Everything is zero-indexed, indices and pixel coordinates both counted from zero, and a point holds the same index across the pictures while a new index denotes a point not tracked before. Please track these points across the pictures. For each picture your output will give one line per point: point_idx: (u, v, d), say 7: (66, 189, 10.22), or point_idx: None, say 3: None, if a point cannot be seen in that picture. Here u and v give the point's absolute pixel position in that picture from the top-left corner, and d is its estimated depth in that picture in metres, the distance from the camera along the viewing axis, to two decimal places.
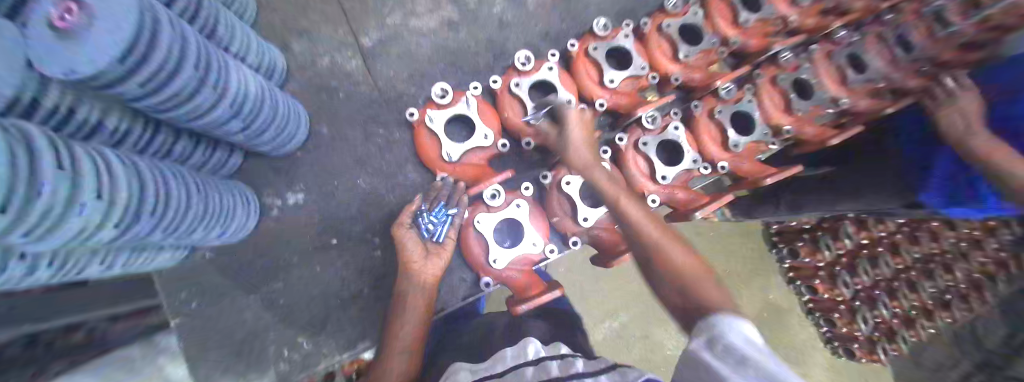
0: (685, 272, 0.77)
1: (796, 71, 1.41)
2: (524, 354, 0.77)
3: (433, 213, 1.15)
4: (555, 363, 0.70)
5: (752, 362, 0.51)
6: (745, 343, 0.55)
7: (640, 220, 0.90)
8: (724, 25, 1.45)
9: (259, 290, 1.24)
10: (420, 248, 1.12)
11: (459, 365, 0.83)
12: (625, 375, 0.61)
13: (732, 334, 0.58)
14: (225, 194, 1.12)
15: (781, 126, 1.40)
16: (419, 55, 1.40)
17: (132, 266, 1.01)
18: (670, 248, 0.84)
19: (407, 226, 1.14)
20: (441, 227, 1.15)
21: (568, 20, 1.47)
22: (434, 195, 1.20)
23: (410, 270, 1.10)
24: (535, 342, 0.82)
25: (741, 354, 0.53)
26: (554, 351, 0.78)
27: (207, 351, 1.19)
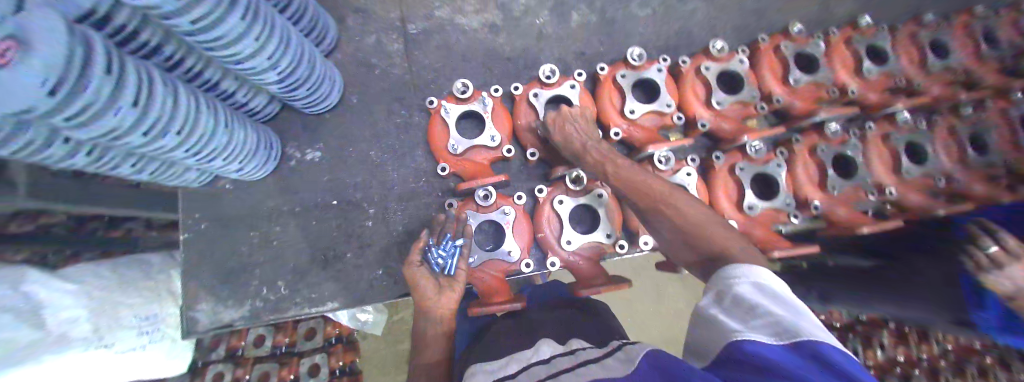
0: (721, 244, 0.89)
1: (842, 146, 1.34)
2: (537, 352, 0.76)
3: (443, 246, 1.12)
4: (564, 358, 0.70)
5: (747, 303, 0.64)
6: (751, 289, 0.66)
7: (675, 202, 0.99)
8: (772, 80, 1.37)
9: (258, 229, 1.34)
10: (433, 284, 1.07)
11: (477, 366, 0.78)
12: (629, 352, 0.66)
13: (741, 283, 0.69)
14: (251, 135, 1.22)
15: (810, 199, 1.30)
16: (455, 50, 1.46)
17: (162, 175, 1.15)
18: (709, 230, 0.92)
19: (417, 263, 1.09)
20: (450, 258, 1.10)
21: (607, 45, 1.47)
22: (439, 227, 1.17)
23: (427, 309, 1.05)
24: (551, 342, 0.80)
25: (740, 301, 0.65)
26: (566, 347, 0.78)
27: (201, 269, 1.31)
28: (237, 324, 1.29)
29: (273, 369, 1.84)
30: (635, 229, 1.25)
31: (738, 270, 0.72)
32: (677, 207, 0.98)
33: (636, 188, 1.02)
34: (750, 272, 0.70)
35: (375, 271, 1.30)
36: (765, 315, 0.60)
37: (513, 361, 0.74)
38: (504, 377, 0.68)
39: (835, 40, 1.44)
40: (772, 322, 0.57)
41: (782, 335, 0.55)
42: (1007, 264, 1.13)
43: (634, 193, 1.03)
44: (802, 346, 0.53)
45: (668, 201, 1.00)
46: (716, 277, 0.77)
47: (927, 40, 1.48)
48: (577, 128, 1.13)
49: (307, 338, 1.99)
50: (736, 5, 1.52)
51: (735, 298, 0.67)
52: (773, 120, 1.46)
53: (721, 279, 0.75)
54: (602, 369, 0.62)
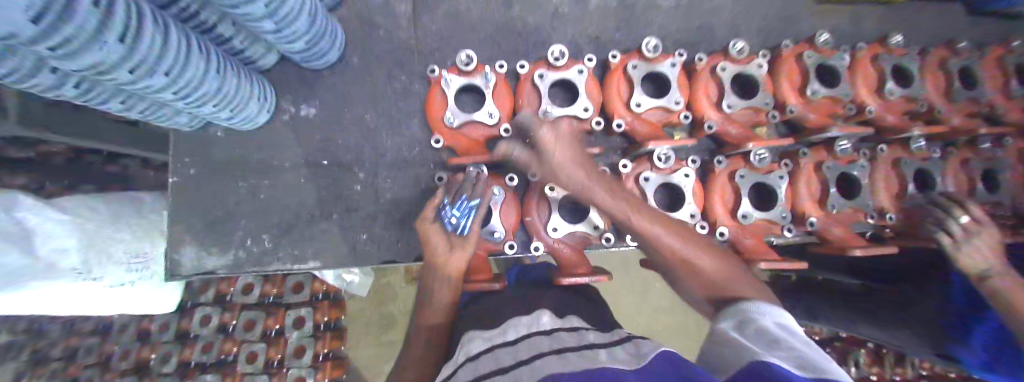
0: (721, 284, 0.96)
1: (847, 166, 1.30)
2: (538, 324, 0.77)
3: (454, 207, 1.06)
4: (565, 334, 0.70)
5: (772, 335, 0.65)
6: (774, 327, 0.68)
7: (672, 242, 1.04)
8: (789, 89, 1.31)
9: (247, 180, 1.32)
10: (446, 241, 1.09)
11: (473, 334, 0.80)
12: (639, 346, 0.64)
13: (766, 321, 0.71)
14: (246, 83, 1.19)
15: (806, 216, 1.27)
16: (464, 19, 1.40)
17: (154, 115, 1.13)
18: (707, 270, 1.00)
19: (430, 220, 1.09)
20: (463, 219, 1.07)
21: (623, 32, 1.41)
22: (456, 186, 1.10)
23: (438, 267, 1.08)
24: (548, 314, 0.83)
25: (764, 331, 0.67)
26: (564, 323, 0.79)
27: (186, 214, 1.30)
28: (219, 271, 1.29)
29: (260, 318, 1.90)
30: (623, 224, 1.23)
31: (762, 310, 0.76)
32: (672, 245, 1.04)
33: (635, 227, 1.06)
34: (775, 315, 0.74)
35: (358, 235, 1.29)
36: (788, 345, 0.61)
37: (515, 329, 0.76)
38: (504, 343, 0.70)
39: (861, 55, 1.37)
40: (796, 351, 0.57)
41: (805, 363, 0.54)
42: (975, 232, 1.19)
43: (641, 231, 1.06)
44: (815, 370, 0.52)
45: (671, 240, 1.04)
46: (737, 311, 0.80)
47: (956, 68, 1.41)
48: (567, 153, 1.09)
49: (295, 290, 2.00)
50: (763, 6, 1.45)
51: (759, 328, 0.69)
52: (783, 130, 1.41)
53: (745, 315, 0.78)
54: (609, 354, 0.61)
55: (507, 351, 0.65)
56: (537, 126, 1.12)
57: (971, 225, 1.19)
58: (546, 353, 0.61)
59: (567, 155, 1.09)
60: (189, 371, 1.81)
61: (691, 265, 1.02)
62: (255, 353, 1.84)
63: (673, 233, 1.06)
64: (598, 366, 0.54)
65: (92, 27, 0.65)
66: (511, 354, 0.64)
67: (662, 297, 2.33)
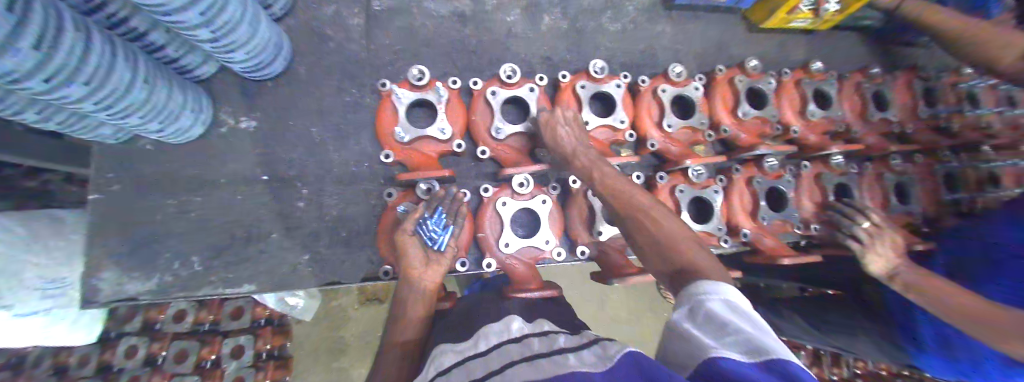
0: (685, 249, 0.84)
1: (775, 181, 1.42)
2: (508, 332, 0.72)
3: (431, 220, 1.08)
4: (537, 340, 0.66)
5: (719, 319, 0.57)
6: (720, 306, 0.60)
7: (648, 206, 0.97)
8: (722, 110, 1.42)
9: (176, 198, 1.23)
10: (423, 255, 1.04)
11: (445, 347, 0.74)
12: (606, 349, 0.56)
13: (710, 299, 0.63)
14: (178, 94, 1.12)
15: (740, 228, 1.37)
16: (418, 34, 1.41)
17: (70, 127, 1.04)
18: (675, 235, 0.89)
19: (409, 233, 1.06)
20: (440, 232, 1.08)
21: (573, 53, 1.47)
22: (435, 201, 1.12)
23: (412, 280, 1.02)
24: (519, 320, 0.78)
25: (710, 315, 0.58)
26: (535, 328, 0.75)
27: (105, 234, 1.18)
28: (141, 298, 1.17)
29: (193, 349, 1.73)
30: (574, 238, 1.28)
31: (705, 285, 0.68)
32: (654, 216, 0.94)
33: (616, 197, 1.01)
34: (719, 288, 0.66)
35: (302, 255, 1.24)
36: (738, 332, 0.52)
37: (485, 340, 0.71)
38: (474, 355, 0.65)
39: (786, 80, 1.51)
40: (745, 340, 0.50)
41: (755, 352, 0.47)
42: (877, 239, 1.32)
43: (616, 200, 1.00)
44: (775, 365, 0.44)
45: (653, 212, 0.95)
46: (684, 292, 0.71)
47: (868, 91, 1.58)
48: (569, 131, 1.13)
49: (234, 317, 1.88)
50: (700, 33, 1.57)
51: (704, 312, 0.60)
52: (720, 148, 1.52)
53: (690, 293, 0.69)
54: (578, 357, 0.55)
55: (480, 362, 0.61)
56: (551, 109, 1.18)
57: (872, 231, 1.32)
58: (517, 361, 0.56)
59: (570, 132, 1.14)
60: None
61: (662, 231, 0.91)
62: None
63: (655, 204, 0.98)
64: (566, 371, 0.48)
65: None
66: (483, 364, 0.60)
67: (620, 306, 2.40)
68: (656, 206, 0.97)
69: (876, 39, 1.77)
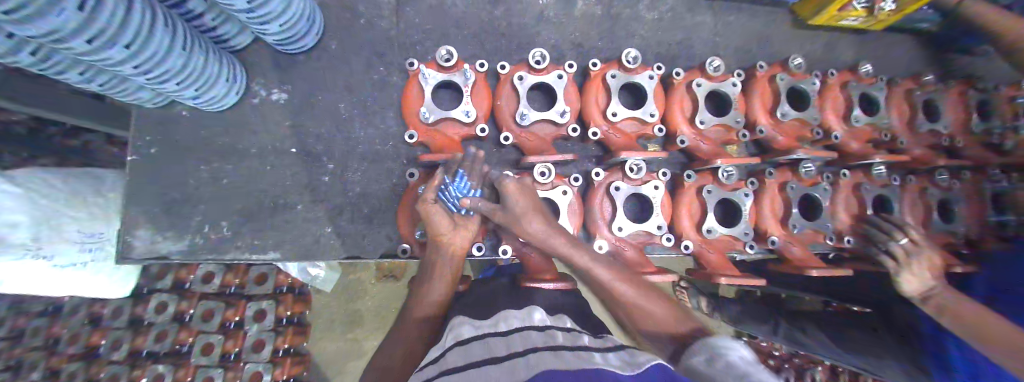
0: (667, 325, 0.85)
1: (810, 188, 1.34)
2: (530, 317, 0.72)
3: (454, 184, 1.08)
4: (560, 333, 0.65)
5: (740, 370, 0.53)
6: (743, 361, 0.56)
7: (611, 279, 0.99)
8: (759, 109, 1.34)
9: (208, 164, 1.27)
10: (449, 220, 1.02)
11: (462, 321, 0.75)
12: (633, 356, 0.55)
13: (732, 354, 0.59)
14: (213, 63, 1.14)
15: (769, 234, 1.31)
16: (448, 13, 1.38)
17: (111, 89, 1.08)
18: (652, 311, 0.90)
19: (431, 201, 1.00)
20: (464, 197, 1.08)
21: (605, 41, 1.42)
22: (455, 165, 1.12)
23: (442, 245, 1.02)
24: (540, 310, 0.77)
25: (732, 367, 0.54)
26: (558, 320, 0.75)
27: (142, 194, 1.24)
28: (173, 257, 1.23)
29: (219, 309, 1.83)
30: (593, 232, 1.24)
31: (729, 340, 0.65)
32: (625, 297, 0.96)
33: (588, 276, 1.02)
34: (742, 346, 0.63)
35: (324, 228, 1.26)
36: None
37: (507, 322, 0.71)
38: (493, 334, 0.65)
39: (832, 82, 1.41)
40: None
41: None
42: (916, 254, 1.24)
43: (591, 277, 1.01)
44: None
45: (623, 286, 0.97)
46: (703, 348, 0.68)
47: (920, 100, 1.46)
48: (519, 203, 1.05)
49: (257, 282, 1.94)
50: (741, 27, 1.49)
51: (725, 366, 0.56)
52: (752, 150, 1.44)
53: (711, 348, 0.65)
54: (603, 357, 0.54)
55: (501, 342, 0.61)
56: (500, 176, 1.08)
57: (910, 248, 1.24)
58: (539, 348, 0.56)
59: (528, 204, 1.06)
60: (140, 360, 1.71)
61: (642, 311, 0.92)
62: (210, 345, 1.79)
63: (621, 278, 0.99)
64: (590, 367, 0.47)
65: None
66: (506, 343, 0.60)
67: None
68: (629, 285, 0.98)
69: (935, 43, 1.63)
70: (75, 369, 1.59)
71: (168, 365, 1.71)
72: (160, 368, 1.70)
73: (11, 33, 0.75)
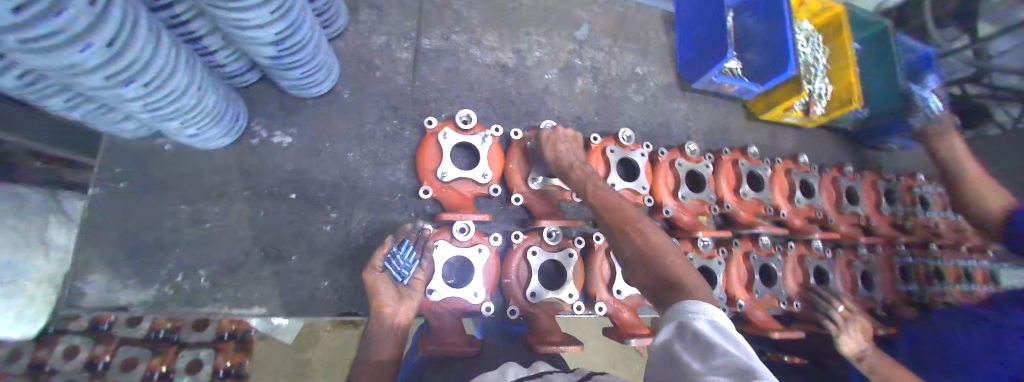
0: (663, 260, 0.85)
1: (768, 258, 1.57)
2: (504, 375, 0.71)
3: (400, 253, 1.06)
4: None
5: (706, 340, 0.57)
6: (709, 328, 0.60)
7: (623, 208, 1.02)
8: (726, 188, 1.58)
9: (192, 204, 1.17)
10: (394, 291, 1.01)
11: None
12: None
13: (698, 319, 0.63)
14: (222, 102, 1.08)
15: (737, 299, 1.48)
16: (463, 76, 1.48)
17: (95, 118, 0.98)
18: (656, 246, 0.89)
19: (378, 269, 1.03)
20: (409, 266, 1.06)
21: (601, 115, 1.60)
22: (404, 235, 1.12)
23: (384, 317, 0.96)
24: (515, 367, 0.75)
25: (700, 336, 0.58)
26: (531, 371, 0.75)
27: (104, 234, 1.09)
28: (132, 309, 1.06)
29: (145, 357, 1.43)
30: (593, 294, 1.31)
31: (693, 305, 0.68)
32: (635, 224, 0.96)
33: (603, 205, 1.05)
34: (707, 311, 0.66)
35: (320, 281, 1.19)
36: (725, 353, 0.53)
37: None
38: None
39: (779, 168, 1.71)
40: (734, 360, 0.50)
41: (741, 373, 0.47)
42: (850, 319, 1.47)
43: (602, 205, 1.05)
44: None
45: (634, 215, 0.99)
46: (669, 310, 0.71)
47: (843, 187, 1.79)
48: (568, 148, 1.21)
49: (197, 327, 1.59)
50: (708, 115, 1.78)
51: (694, 333, 0.60)
52: (719, 220, 1.66)
53: (675, 312, 0.69)
54: None
55: None
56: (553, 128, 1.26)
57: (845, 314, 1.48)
58: None
59: (568, 146, 1.23)
60: None
61: (642, 240, 0.92)
62: None
63: (632, 211, 1.02)
64: None
65: (80, 26, 0.59)
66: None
67: None
68: (640, 217, 0.99)
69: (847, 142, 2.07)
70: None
71: None
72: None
73: (11, 59, 0.68)
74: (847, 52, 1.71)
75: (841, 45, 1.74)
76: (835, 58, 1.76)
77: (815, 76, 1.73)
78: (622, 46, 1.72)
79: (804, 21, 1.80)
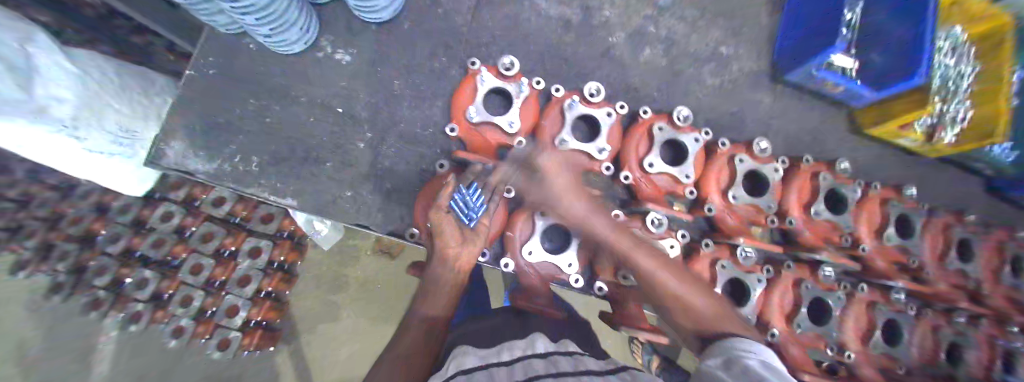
0: (704, 316, 0.99)
1: (825, 292, 1.31)
2: (533, 347, 0.86)
3: (469, 196, 1.08)
4: (562, 359, 0.80)
5: (756, 374, 0.69)
6: (757, 361, 0.77)
7: (649, 265, 1.08)
8: (795, 201, 1.31)
9: (258, 100, 1.32)
10: (458, 234, 1.05)
11: (469, 351, 0.87)
12: (634, 375, 0.74)
13: (752, 355, 0.80)
14: (292, 9, 1.16)
15: (771, 326, 1.27)
16: (521, 26, 1.42)
17: (194, 5, 1.12)
18: (694, 305, 1.01)
19: (442, 209, 1.04)
20: (477, 210, 1.08)
21: (663, 92, 1.44)
22: (472, 176, 1.15)
23: (446, 258, 1.03)
24: (543, 340, 0.90)
25: (746, 362, 0.76)
26: (559, 346, 0.89)
27: (189, 109, 1.29)
28: (198, 174, 1.26)
29: (218, 234, 1.88)
30: (596, 272, 1.26)
31: (751, 345, 0.85)
32: (666, 284, 1.05)
33: (631, 262, 1.11)
34: (761, 352, 0.82)
35: (343, 191, 1.29)
36: (761, 374, 0.70)
37: (510, 351, 0.84)
38: (500, 362, 0.78)
39: (873, 194, 1.40)
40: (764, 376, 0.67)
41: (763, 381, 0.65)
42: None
43: (630, 261, 1.11)
44: None
45: (663, 271, 1.07)
46: (725, 344, 0.89)
47: (955, 236, 1.48)
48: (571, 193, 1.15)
49: (263, 220, 1.96)
50: (797, 117, 1.49)
51: (745, 361, 0.76)
52: (776, 237, 1.41)
53: (731, 345, 0.87)
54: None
55: (506, 369, 0.75)
56: (536, 150, 1.22)
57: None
58: (540, 375, 0.70)
59: (564, 182, 1.17)
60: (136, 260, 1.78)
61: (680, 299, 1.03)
62: (199, 266, 1.85)
63: (664, 264, 1.09)
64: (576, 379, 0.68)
65: None
66: (507, 370, 0.73)
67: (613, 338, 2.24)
68: (669, 270, 1.07)
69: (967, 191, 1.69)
70: (71, 250, 1.75)
71: (155, 273, 1.84)
72: (137, 307, 1.88)
73: None
74: (1002, 74, 1.35)
75: (998, 62, 1.37)
76: (985, 77, 1.40)
77: (949, 97, 1.41)
78: (711, 19, 1.49)
79: (955, 24, 1.40)
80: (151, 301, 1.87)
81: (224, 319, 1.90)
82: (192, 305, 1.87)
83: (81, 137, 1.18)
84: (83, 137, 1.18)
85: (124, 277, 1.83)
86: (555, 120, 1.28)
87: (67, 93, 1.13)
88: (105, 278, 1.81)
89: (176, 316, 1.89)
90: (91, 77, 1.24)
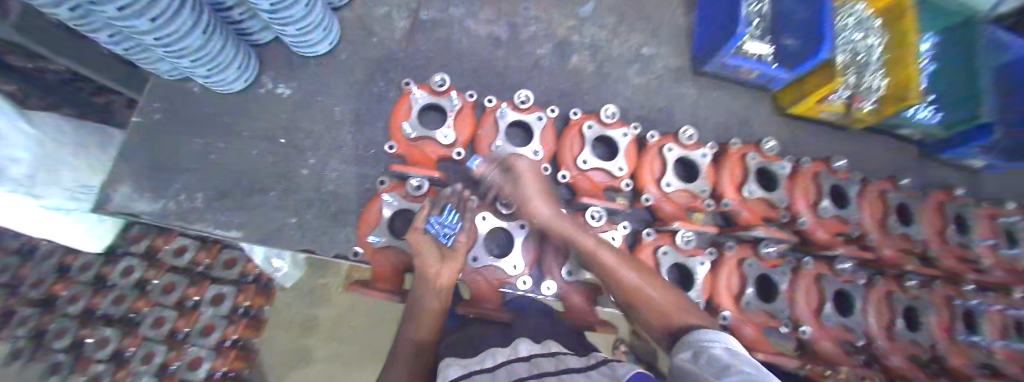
0: (664, 309, 0.93)
1: (769, 269, 1.34)
2: (516, 351, 0.69)
3: (444, 216, 1.12)
4: (546, 360, 0.63)
5: (723, 362, 0.54)
6: (725, 351, 0.60)
7: (612, 261, 1.05)
8: (729, 184, 1.38)
9: (202, 138, 1.36)
10: (437, 253, 1.05)
11: (450, 361, 0.71)
12: (616, 368, 0.55)
13: (716, 346, 0.63)
14: (228, 49, 1.23)
15: (721, 309, 1.29)
16: (454, 47, 1.52)
17: (135, 55, 1.18)
18: (655, 298, 0.96)
19: (420, 230, 1.06)
20: (453, 228, 1.12)
21: (593, 95, 1.52)
22: (443, 198, 1.15)
23: (428, 277, 1.03)
24: (526, 341, 0.74)
25: (713, 354, 0.58)
26: (543, 347, 0.71)
27: (133, 153, 1.31)
28: (144, 216, 1.27)
29: (181, 283, 1.71)
30: (544, 271, 1.27)
31: (716, 336, 0.69)
32: (629, 282, 1.01)
33: (592, 261, 1.08)
34: (725, 340, 0.67)
35: (288, 217, 1.31)
36: (736, 366, 0.51)
37: (492, 356, 0.67)
38: (478, 371, 0.62)
39: (803, 170, 1.46)
40: (742, 368, 0.49)
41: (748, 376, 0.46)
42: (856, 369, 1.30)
43: (591, 259, 1.08)
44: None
45: (624, 268, 1.04)
46: (691, 341, 0.73)
47: (893, 202, 1.53)
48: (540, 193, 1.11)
49: (227, 265, 1.81)
50: (722, 105, 1.58)
51: (709, 354, 0.60)
52: (719, 221, 1.46)
53: (697, 341, 0.71)
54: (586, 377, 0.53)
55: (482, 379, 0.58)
56: (511, 156, 1.16)
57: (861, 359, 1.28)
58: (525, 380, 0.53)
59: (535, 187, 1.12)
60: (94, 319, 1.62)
61: (643, 295, 0.98)
62: (161, 321, 1.64)
63: (625, 262, 1.06)
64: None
65: None
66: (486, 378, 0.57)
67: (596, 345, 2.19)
68: (631, 268, 1.04)
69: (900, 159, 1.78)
70: (30, 314, 1.59)
71: (116, 330, 1.62)
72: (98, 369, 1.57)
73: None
74: (905, 40, 1.48)
75: (903, 30, 1.50)
76: (892, 44, 1.53)
77: (861, 69, 1.52)
78: (630, 24, 1.61)
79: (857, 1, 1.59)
80: (113, 362, 1.60)
81: (185, 374, 1.63)
82: (153, 361, 1.60)
83: (40, 196, 1.20)
84: (41, 195, 1.20)
85: (85, 338, 1.60)
86: (492, 128, 1.33)
87: (23, 154, 1.17)
88: (66, 340, 1.58)
89: (137, 375, 1.58)
90: (46, 132, 1.25)
